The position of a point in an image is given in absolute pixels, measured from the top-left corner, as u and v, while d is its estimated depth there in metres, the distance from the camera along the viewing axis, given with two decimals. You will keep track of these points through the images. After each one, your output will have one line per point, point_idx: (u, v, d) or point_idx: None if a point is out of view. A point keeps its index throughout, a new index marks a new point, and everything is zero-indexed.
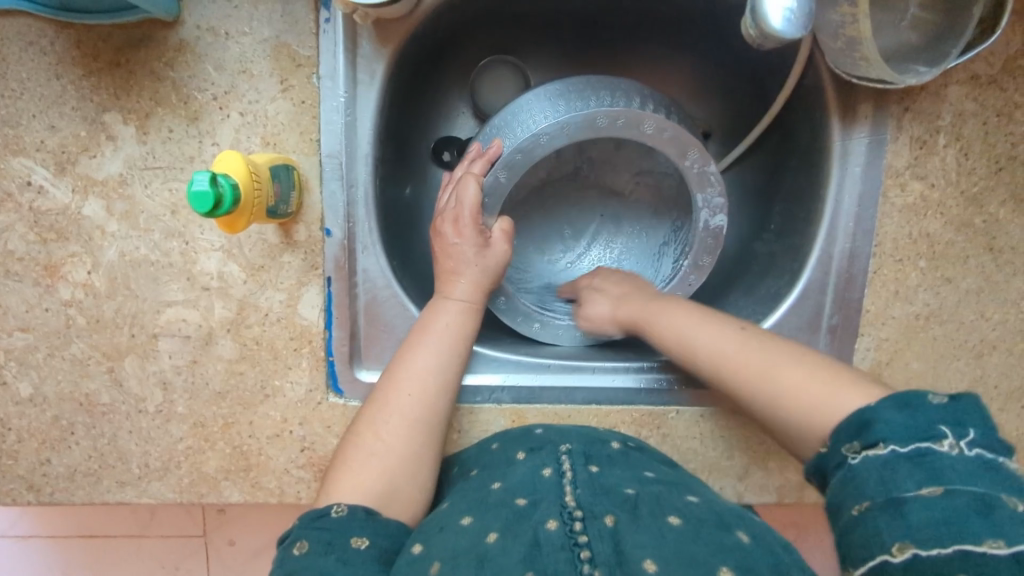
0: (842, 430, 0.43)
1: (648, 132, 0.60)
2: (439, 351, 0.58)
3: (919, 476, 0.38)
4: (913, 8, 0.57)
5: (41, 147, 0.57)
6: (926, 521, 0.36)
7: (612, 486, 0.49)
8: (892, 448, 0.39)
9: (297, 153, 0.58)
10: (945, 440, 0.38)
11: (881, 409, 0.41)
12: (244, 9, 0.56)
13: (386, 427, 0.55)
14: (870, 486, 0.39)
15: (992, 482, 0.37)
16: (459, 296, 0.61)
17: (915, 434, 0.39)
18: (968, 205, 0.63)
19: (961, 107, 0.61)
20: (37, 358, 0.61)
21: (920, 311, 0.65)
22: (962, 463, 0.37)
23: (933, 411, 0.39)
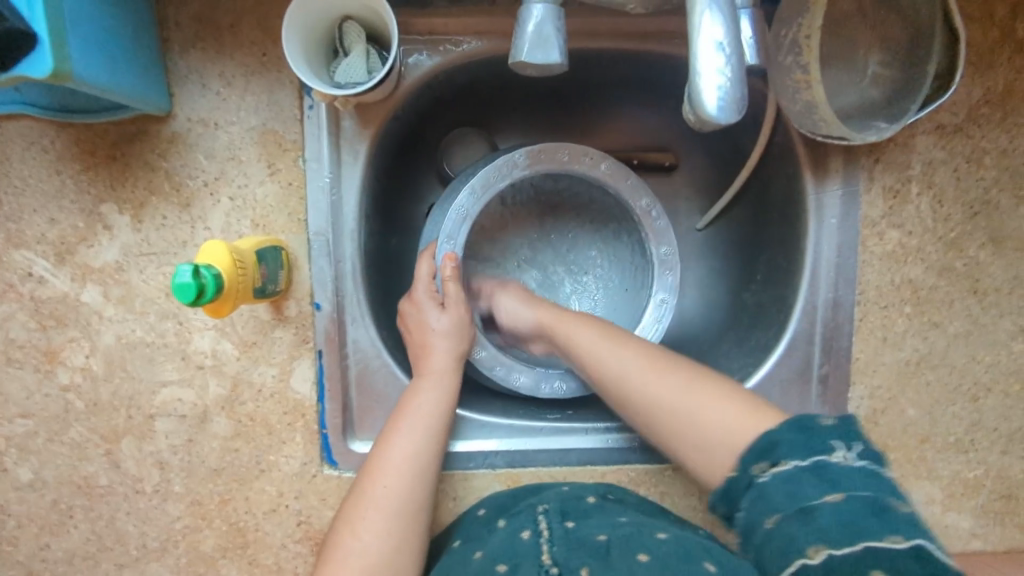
0: (747, 457, 0.48)
1: (564, 159, 0.64)
2: (421, 440, 0.58)
3: (823, 486, 0.43)
4: (873, 66, 0.59)
5: (41, 239, 0.60)
6: (833, 522, 0.41)
7: (586, 537, 0.50)
8: (794, 463, 0.45)
9: (286, 233, 0.61)
10: (837, 452, 0.45)
11: (782, 433, 0.47)
12: (231, 100, 0.59)
13: (367, 526, 0.54)
14: (778, 499, 0.45)
15: (878, 487, 0.43)
16: (431, 373, 0.61)
17: (812, 450, 0.45)
18: (947, 250, 0.64)
19: (930, 156, 0.63)
20: (36, 443, 0.62)
21: (911, 356, 0.65)
22: (853, 472, 0.44)
23: (827, 433, 0.46)
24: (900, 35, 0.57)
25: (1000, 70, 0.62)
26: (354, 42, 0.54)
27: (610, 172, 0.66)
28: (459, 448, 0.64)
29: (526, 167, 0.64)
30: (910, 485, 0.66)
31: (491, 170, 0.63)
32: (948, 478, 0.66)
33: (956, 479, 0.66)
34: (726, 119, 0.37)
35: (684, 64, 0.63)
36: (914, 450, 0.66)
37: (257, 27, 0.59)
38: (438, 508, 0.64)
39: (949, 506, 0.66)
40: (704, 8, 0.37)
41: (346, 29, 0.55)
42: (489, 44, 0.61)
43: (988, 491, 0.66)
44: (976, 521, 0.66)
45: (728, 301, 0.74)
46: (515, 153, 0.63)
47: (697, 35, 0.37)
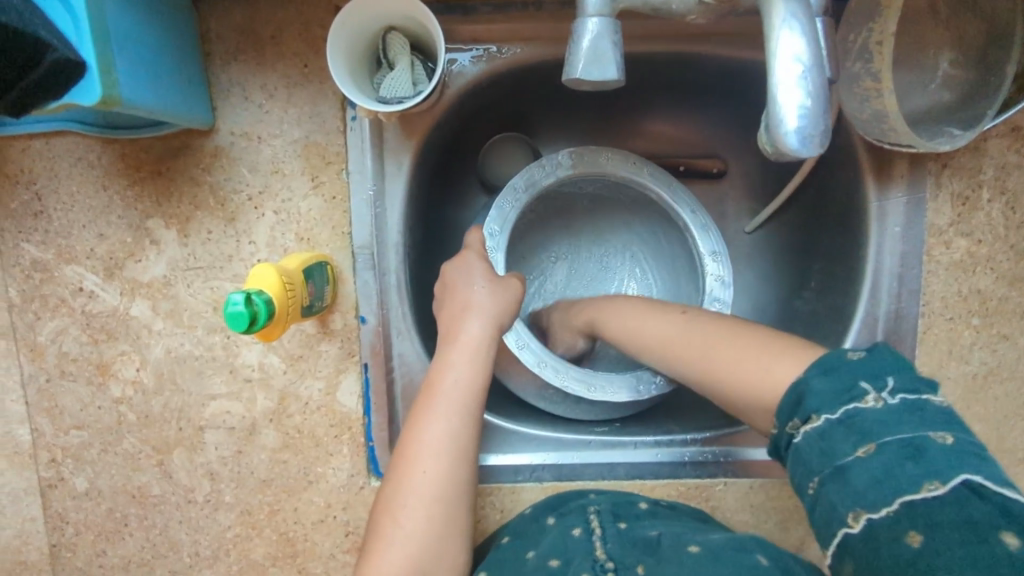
0: (782, 408, 0.44)
1: (606, 162, 0.65)
2: (456, 420, 0.53)
3: (853, 439, 0.40)
4: (945, 66, 0.55)
5: (91, 254, 0.60)
6: (868, 483, 0.38)
7: (639, 535, 0.53)
8: (826, 417, 0.41)
9: (331, 246, 0.60)
10: (869, 396, 0.40)
11: (811, 381, 0.43)
12: (274, 113, 0.58)
13: (406, 514, 0.51)
14: (814, 461, 0.41)
15: (920, 423, 0.39)
16: (467, 342, 0.56)
17: (842, 399, 0.41)
18: (1020, 258, 0.61)
19: (1003, 160, 0.59)
20: (91, 454, 0.63)
21: (978, 369, 0.62)
22: (889, 414, 0.39)
23: (853, 368, 0.42)
24: (976, 33, 0.53)
25: None
26: (399, 54, 0.53)
27: (653, 179, 0.66)
28: (506, 463, 0.63)
29: (571, 167, 0.64)
30: None
31: (535, 170, 0.64)
32: None
33: None
34: (810, 153, 0.34)
35: (739, 66, 0.60)
36: None
37: (299, 37, 0.57)
38: (484, 521, 0.64)
39: None
40: (781, 26, 0.34)
41: (390, 41, 0.53)
42: (535, 49, 0.59)
43: None
44: None
45: (780, 308, 0.72)
46: (558, 155, 0.64)
47: (774, 55, 0.33)
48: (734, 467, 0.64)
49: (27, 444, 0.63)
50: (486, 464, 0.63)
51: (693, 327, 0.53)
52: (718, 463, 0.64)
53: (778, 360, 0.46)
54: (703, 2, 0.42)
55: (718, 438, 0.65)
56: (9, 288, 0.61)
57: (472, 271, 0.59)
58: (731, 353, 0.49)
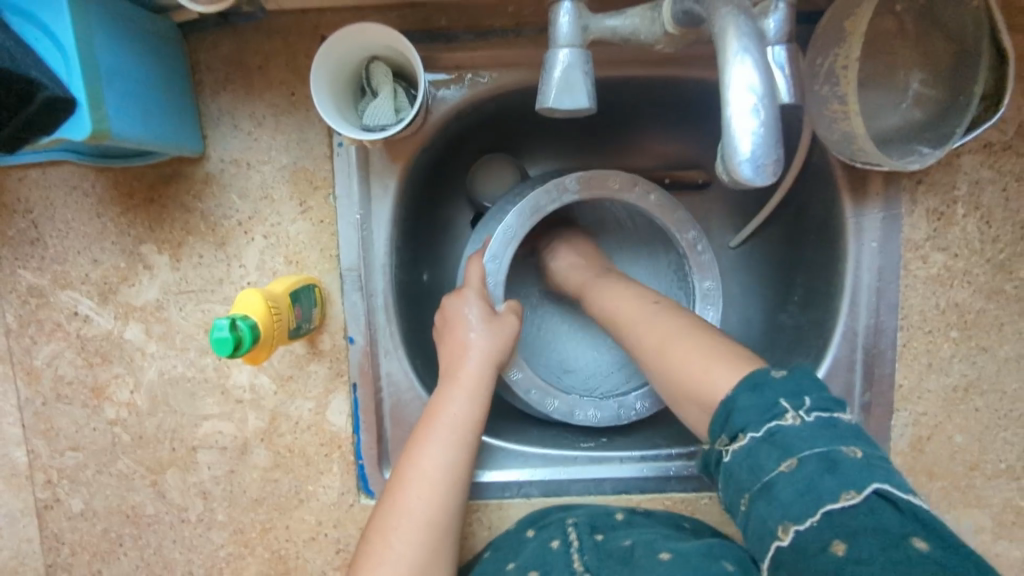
0: (713, 427, 0.45)
1: (615, 187, 0.63)
2: (449, 448, 0.56)
3: (777, 455, 0.40)
4: (914, 86, 0.56)
5: (86, 280, 0.62)
6: (793, 496, 0.39)
7: (614, 546, 0.55)
8: (752, 435, 0.42)
9: (319, 269, 0.61)
10: (788, 414, 0.41)
11: (738, 397, 0.43)
12: (263, 140, 0.60)
13: (398, 534, 0.53)
14: (742, 476, 0.42)
15: (833, 438, 0.40)
16: (465, 381, 0.58)
17: (765, 417, 0.41)
18: (996, 272, 0.62)
19: (976, 176, 0.61)
20: (86, 475, 0.64)
21: (958, 382, 0.63)
22: (807, 430, 0.40)
23: (778, 388, 0.42)
24: (944, 54, 0.55)
25: None
26: (381, 82, 0.55)
27: (660, 202, 0.64)
28: (492, 480, 0.64)
29: (577, 192, 0.63)
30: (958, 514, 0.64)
31: (541, 196, 0.62)
32: (999, 506, 0.64)
33: (1008, 506, 0.64)
34: (765, 181, 0.35)
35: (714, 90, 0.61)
36: (962, 478, 0.64)
37: (286, 67, 0.59)
38: (474, 537, 0.65)
39: (999, 534, 0.65)
40: (736, 60, 0.35)
41: (373, 70, 0.55)
42: (516, 75, 0.60)
43: None
44: None
45: (764, 322, 0.73)
46: (565, 178, 0.62)
47: (728, 84, 0.35)
48: None
49: (23, 466, 0.64)
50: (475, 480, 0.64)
51: (661, 319, 0.53)
52: (703, 477, 0.65)
53: (718, 362, 0.46)
54: (669, 33, 0.43)
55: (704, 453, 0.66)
56: (6, 313, 0.62)
57: (468, 309, 0.60)
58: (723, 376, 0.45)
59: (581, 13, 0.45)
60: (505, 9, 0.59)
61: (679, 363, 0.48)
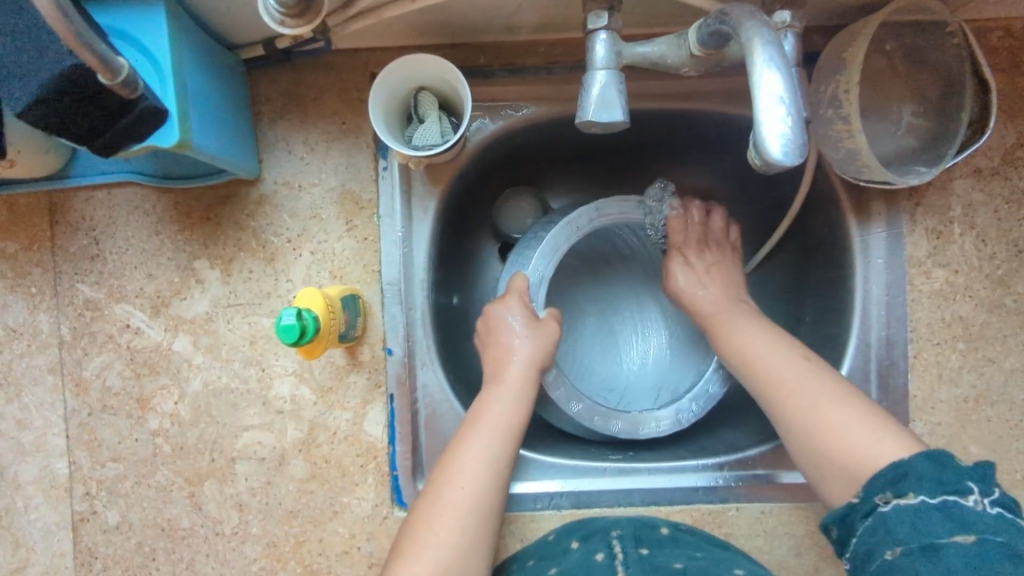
0: (876, 481, 0.47)
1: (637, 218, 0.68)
2: (492, 444, 0.58)
3: (952, 525, 0.43)
4: (907, 116, 0.63)
5: (140, 293, 0.65)
6: (964, 567, 0.41)
7: (662, 564, 0.56)
8: (923, 498, 0.45)
9: (362, 283, 0.65)
10: (973, 496, 0.44)
11: (916, 464, 0.46)
12: (314, 164, 0.65)
13: (441, 520, 0.55)
14: (901, 532, 0.44)
15: (1020, 535, 0.43)
16: (509, 383, 0.61)
17: (944, 488, 0.44)
18: (995, 287, 0.66)
19: (969, 198, 0.66)
20: (125, 486, 0.66)
21: (968, 393, 0.66)
22: (989, 519, 0.43)
23: (967, 471, 0.45)
24: (932, 86, 0.61)
25: None
26: (428, 110, 0.60)
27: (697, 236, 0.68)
28: (524, 490, 0.66)
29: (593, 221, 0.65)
30: None
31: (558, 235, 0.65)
32: None
33: None
34: (793, 162, 0.38)
35: (727, 122, 0.67)
36: None
37: (337, 99, 0.65)
38: (507, 549, 0.66)
39: None
40: (763, 67, 0.39)
41: (421, 99, 0.60)
42: (547, 108, 0.66)
43: None
44: None
45: None
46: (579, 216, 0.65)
47: (759, 92, 0.39)
48: (745, 492, 0.66)
49: (64, 477, 0.66)
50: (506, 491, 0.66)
51: (805, 374, 0.55)
52: (729, 488, 0.66)
53: (855, 418, 0.51)
54: (694, 54, 0.49)
55: (728, 463, 0.67)
56: (62, 325, 0.65)
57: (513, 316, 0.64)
58: (842, 416, 0.51)
59: (615, 41, 0.50)
60: (538, 50, 0.66)
61: (836, 433, 0.51)
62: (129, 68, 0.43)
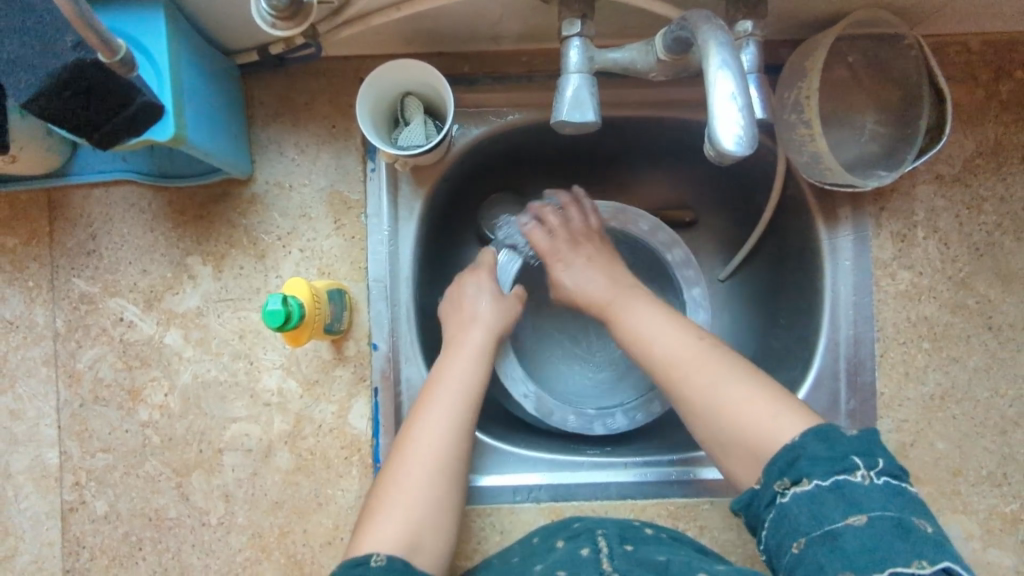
0: (774, 469, 0.49)
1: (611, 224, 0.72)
2: (456, 406, 0.60)
3: (844, 506, 0.46)
4: (870, 125, 0.66)
5: (134, 288, 0.67)
6: (860, 547, 0.45)
7: (647, 558, 0.56)
8: (816, 482, 0.47)
9: (348, 280, 0.68)
10: (858, 471, 0.47)
11: (806, 446, 0.49)
12: (304, 165, 0.68)
13: (405, 487, 0.57)
14: (802, 521, 0.47)
15: (902, 508, 0.46)
16: (437, 413, 0.60)
17: (834, 468, 0.47)
18: (958, 288, 0.69)
19: (932, 204, 0.69)
20: (114, 476, 0.67)
21: (934, 390, 0.69)
22: (875, 491, 0.46)
23: (849, 446, 0.48)
24: (892, 96, 0.65)
25: (989, 126, 0.69)
26: (414, 113, 0.63)
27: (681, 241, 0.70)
28: (504, 482, 0.68)
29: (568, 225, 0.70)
30: (946, 519, 0.68)
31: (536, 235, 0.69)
32: (984, 512, 0.68)
33: (993, 512, 0.68)
34: (744, 152, 0.41)
35: (700, 129, 0.70)
36: (948, 484, 0.68)
37: (328, 103, 0.68)
38: (485, 542, 0.68)
39: (988, 540, 0.68)
40: (716, 67, 0.42)
41: (407, 103, 0.64)
42: (528, 114, 0.69)
43: None
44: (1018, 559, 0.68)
45: (755, 345, 0.78)
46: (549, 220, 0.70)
47: (712, 89, 0.42)
48: (720, 486, 0.68)
49: (55, 467, 0.67)
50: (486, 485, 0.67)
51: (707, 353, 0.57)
52: (704, 482, 0.68)
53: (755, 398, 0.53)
54: (661, 60, 0.52)
55: (702, 458, 0.69)
56: (57, 318, 0.67)
57: (466, 340, 0.64)
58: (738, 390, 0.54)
59: (588, 48, 0.54)
60: (520, 59, 0.69)
61: (744, 412, 0.53)
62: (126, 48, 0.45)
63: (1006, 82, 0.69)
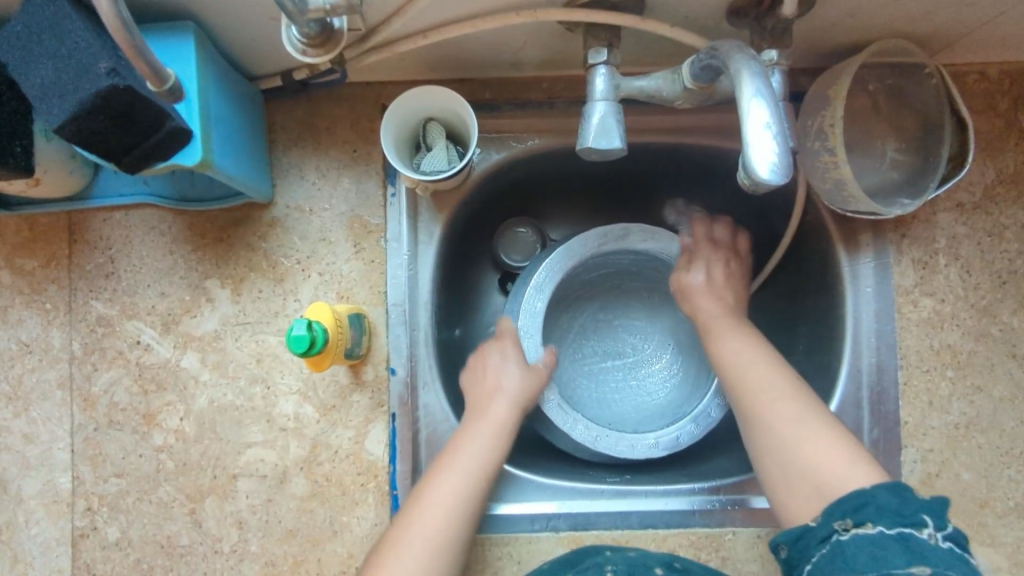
0: (841, 507, 0.48)
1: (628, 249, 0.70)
2: (472, 474, 0.60)
3: (908, 556, 0.44)
4: (891, 153, 0.66)
5: (151, 310, 0.67)
6: None
7: None
8: (881, 528, 0.46)
9: (367, 304, 0.67)
10: (928, 530, 0.45)
11: (879, 494, 0.48)
12: (325, 190, 0.68)
13: (424, 521, 0.57)
14: (859, 560, 0.45)
15: (966, 573, 0.43)
16: (484, 433, 0.62)
17: (902, 520, 0.46)
18: (981, 316, 0.68)
19: (953, 231, 0.69)
20: (126, 502, 0.66)
21: (958, 420, 0.68)
22: (942, 552, 0.44)
23: (924, 504, 0.47)
24: (913, 125, 0.65)
25: (1009, 154, 0.69)
26: (436, 139, 0.64)
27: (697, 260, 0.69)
28: (523, 511, 0.67)
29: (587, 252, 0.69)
30: (974, 553, 0.66)
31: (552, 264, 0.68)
32: (1013, 545, 0.66)
33: (1021, 546, 0.67)
34: (780, 181, 0.41)
35: (721, 156, 0.70)
36: (975, 516, 0.67)
37: (350, 128, 0.69)
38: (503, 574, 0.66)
39: None
40: (751, 97, 0.42)
41: (429, 129, 0.64)
42: (549, 140, 0.69)
43: None
44: None
45: None
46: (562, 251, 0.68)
47: (747, 119, 0.42)
48: (743, 516, 0.67)
49: (66, 492, 0.66)
50: (504, 513, 0.66)
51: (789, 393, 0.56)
52: (726, 511, 0.67)
53: (828, 446, 0.53)
54: (687, 88, 0.52)
55: (724, 487, 0.68)
56: (73, 340, 0.67)
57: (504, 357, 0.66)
58: (818, 433, 0.54)
59: (614, 75, 0.54)
60: (541, 86, 0.69)
61: (815, 451, 0.53)
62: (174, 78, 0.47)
63: None
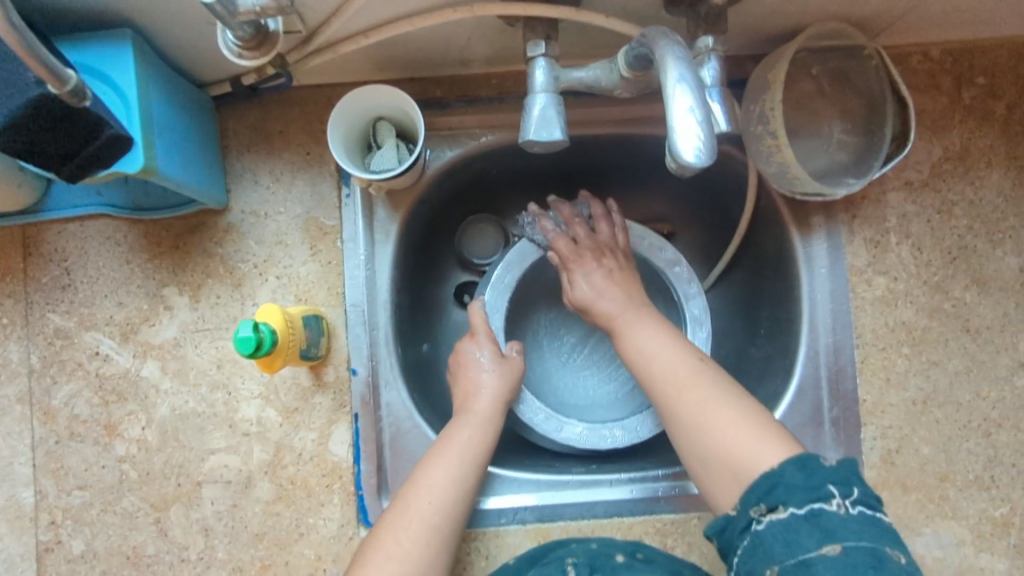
0: (751, 494, 0.49)
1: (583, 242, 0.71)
2: (461, 465, 0.60)
3: (818, 536, 0.45)
4: (837, 134, 0.67)
5: (110, 321, 0.67)
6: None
7: None
8: (792, 510, 0.47)
9: (326, 305, 0.67)
10: (834, 500, 0.46)
11: (784, 470, 0.48)
12: (279, 193, 0.68)
13: (408, 532, 0.56)
14: (774, 548, 0.46)
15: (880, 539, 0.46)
16: (475, 412, 0.64)
17: (810, 496, 0.47)
18: (934, 292, 0.69)
19: (903, 210, 0.70)
20: (91, 514, 0.66)
21: (916, 396, 0.68)
22: (851, 522, 0.46)
23: (830, 473, 0.48)
24: (857, 106, 0.66)
25: (953, 132, 0.70)
26: (386, 138, 0.64)
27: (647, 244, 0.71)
28: (488, 505, 0.67)
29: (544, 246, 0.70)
30: (937, 527, 0.67)
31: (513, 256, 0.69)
32: (975, 518, 0.67)
33: (983, 518, 0.67)
34: (704, 163, 0.42)
35: None
36: (936, 489, 0.67)
37: (302, 131, 0.69)
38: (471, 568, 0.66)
39: (981, 546, 0.67)
40: (674, 81, 0.43)
41: (379, 128, 0.64)
42: (502, 136, 0.70)
43: (1018, 530, 0.67)
44: (1011, 564, 0.67)
45: (737, 358, 0.78)
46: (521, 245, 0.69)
47: (671, 103, 0.42)
48: (708, 500, 0.67)
49: (29, 507, 0.66)
50: None
51: (696, 376, 0.56)
52: (692, 497, 0.67)
53: (754, 432, 0.52)
54: (624, 76, 0.53)
55: (689, 472, 0.69)
56: (31, 354, 0.67)
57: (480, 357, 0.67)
58: (727, 411, 0.53)
59: (553, 67, 0.54)
60: (491, 82, 0.70)
61: (721, 432, 0.53)
62: (77, 78, 0.46)
63: (968, 89, 0.70)
